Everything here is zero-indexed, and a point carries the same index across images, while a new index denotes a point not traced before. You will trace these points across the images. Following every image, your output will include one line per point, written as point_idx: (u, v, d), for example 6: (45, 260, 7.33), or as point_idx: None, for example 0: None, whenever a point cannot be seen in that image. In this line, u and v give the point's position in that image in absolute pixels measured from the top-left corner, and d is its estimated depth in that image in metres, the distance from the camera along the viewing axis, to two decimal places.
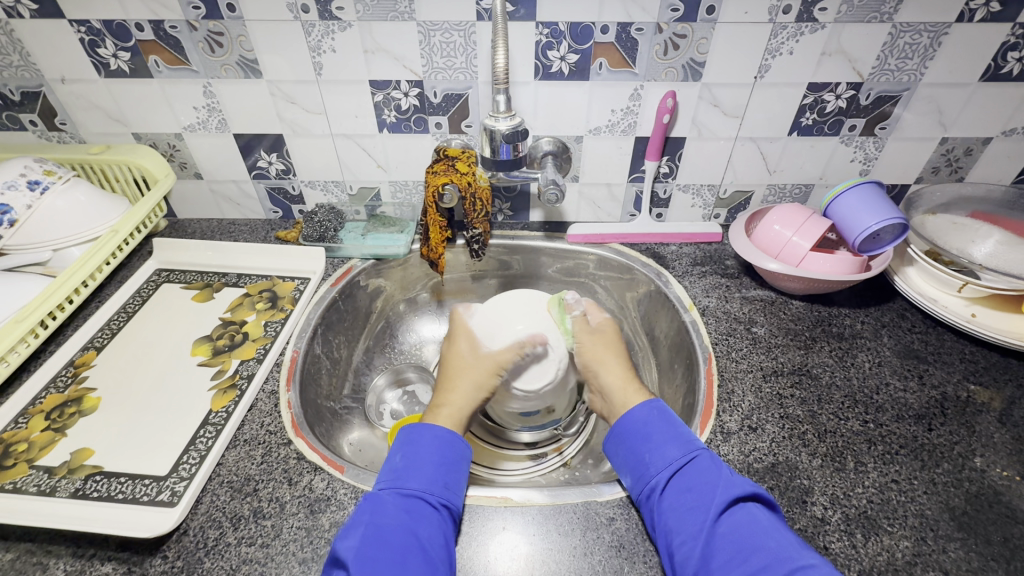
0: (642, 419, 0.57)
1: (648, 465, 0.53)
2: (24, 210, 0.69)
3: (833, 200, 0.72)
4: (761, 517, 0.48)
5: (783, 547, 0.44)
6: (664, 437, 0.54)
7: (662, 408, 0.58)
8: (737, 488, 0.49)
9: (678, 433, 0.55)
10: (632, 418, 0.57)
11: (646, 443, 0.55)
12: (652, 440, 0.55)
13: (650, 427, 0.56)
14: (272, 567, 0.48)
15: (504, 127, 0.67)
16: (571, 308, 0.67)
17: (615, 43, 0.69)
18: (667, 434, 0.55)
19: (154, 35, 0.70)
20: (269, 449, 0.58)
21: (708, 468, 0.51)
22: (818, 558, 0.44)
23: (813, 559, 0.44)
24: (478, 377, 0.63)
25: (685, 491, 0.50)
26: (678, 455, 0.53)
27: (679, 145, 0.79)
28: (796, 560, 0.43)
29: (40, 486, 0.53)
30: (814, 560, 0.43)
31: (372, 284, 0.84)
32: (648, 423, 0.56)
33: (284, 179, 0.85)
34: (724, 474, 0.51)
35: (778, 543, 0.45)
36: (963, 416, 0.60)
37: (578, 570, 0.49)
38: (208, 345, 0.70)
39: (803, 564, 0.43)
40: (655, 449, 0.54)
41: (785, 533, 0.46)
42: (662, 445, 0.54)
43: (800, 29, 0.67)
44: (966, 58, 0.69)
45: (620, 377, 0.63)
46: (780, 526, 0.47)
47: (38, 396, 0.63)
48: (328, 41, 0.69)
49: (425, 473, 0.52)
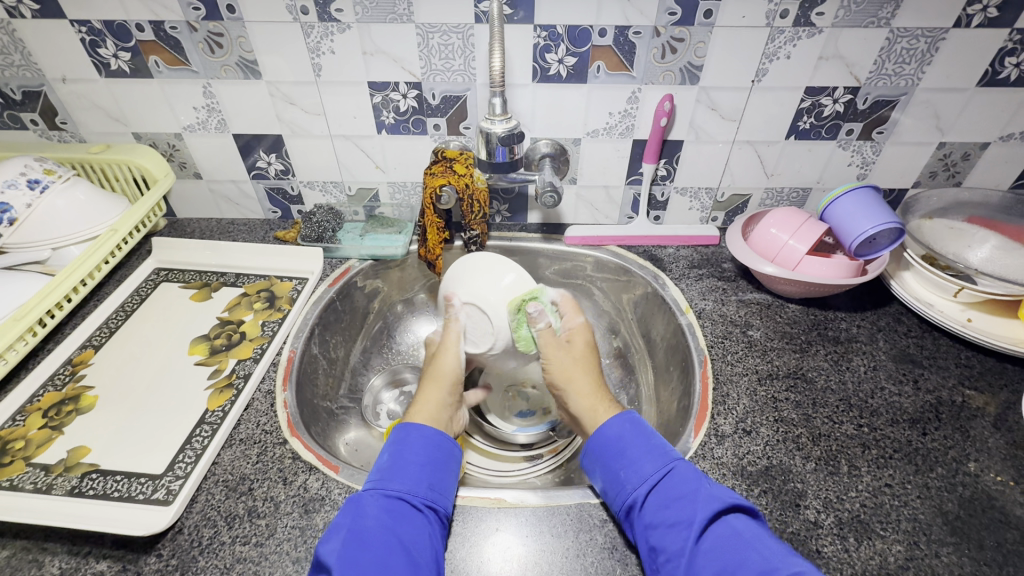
0: (616, 434, 0.55)
1: (623, 482, 0.51)
2: (24, 209, 0.69)
3: (829, 205, 0.73)
4: (743, 529, 0.46)
5: (768, 558, 0.43)
6: (638, 452, 0.53)
7: (637, 421, 0.56)
8: (717, 501, 0.48)
9: (652, 445, 0.53)
10: (606, 433, 0.55)
11: (621, 459, 0.53)
12: (626, 456, 0.53)
13: (623, 442, 0.54)
14: (266, 566, 0.48)
15: (501, 129, 0.67)
16: (533, 321, 0.64)
17: (613, 46, 0.69)
18: (641, 448, 0.53)
19: (154, 36, 0.70)
20: (265, 448, 0.58)
21: (686, 480, 0.50)
22: (806, 565, 0.42)
23: (797, 567, 0.42)
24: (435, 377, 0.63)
25: (664, 507, 0.48)
26: (653, 469, 0.51)
27: (677, 148, 0.80)
28: (784, 570, 0.42)
29: (37, 483, 0.54)
30: (801, 568, 0.42)
31: (369, 284, 0.84)
32: (621, 438, 0.54)
33: (283, 179, 0.86)
34: (703, 486, 0.49)
35: (763, 555, 0.43)
36: (958, 421, 0.60)
37: (570, 571, 0.49)
38: (206, 344, 0.70)
39: (790, 573, 0.42)
40: (629, 465, 0.52)
41: (770, 543, 0.45)
42: (638, 460, 0.52)
43: (797, 34, 0.67)
44: (964, 63, 0.69)
45: (589, 397, 0.61)
46: (765, 537, 0.45)
47: (36, 394, 0.63)
48: (327, 42, 0.70)
49: (410, 474, 0.52)
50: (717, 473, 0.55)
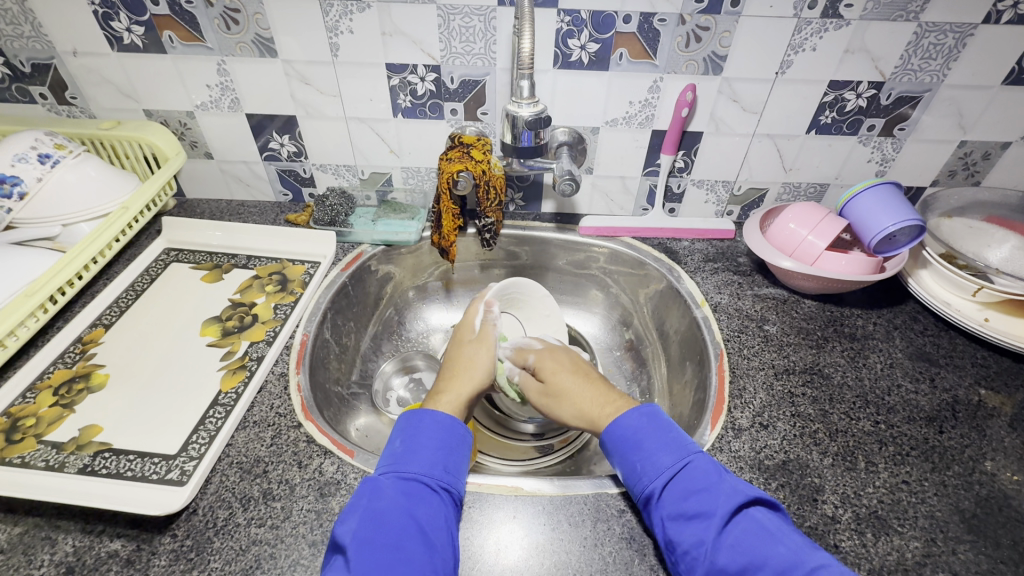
0: (632, 427, 0.53)
1: (639, 475, 0.50)
2: (35, 183, 0.68)
3: (849, 200, 0.72)
4: (766, 521, 0.45)
5: (794, 551, 0.42)
6: (656, 445, 0.51)
7: (653, 413, 0.55)
8: (738, 495, 0.46)
9: (670, 439, 0.52)
10: (620, 426, 0.54)
11: (637, 451, 0.51)
12: (643, 448, 0.51)
13: (640, 434, 0.52)
14: (282, 548, 0.48)
15: (527, 113, 0.66)
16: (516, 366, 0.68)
17: (636, 33, 0.68)
18: (658, 440, 0.52)
19: (169, 10, 0.69)
20: (279, 431, 0.57)
21: (705, 472, 0.48)
22: (830, 558, 0.42)
23: (823, 561, 0.41)
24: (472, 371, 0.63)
25: (683, 499, 0.47)
26: (671, 462, 0.50)
27: (695, 140, 0.79)
28: (809, 563, 0.41)
29: (48, 461, 0.53)
30: (828, 561, 0.41)
31: (381, 269, 0.84)
32: (637, 431, 0.53)
33: (295, 161, 0.85)
34: (723, 480, 0.48)
35: (789, 548, 0.42)
36: (974, 420, 0.60)
37: (587, 561, 0.49)
38: (217, 326, 0.69)
39: (816, 565, 0.41)
40: (646, 458, 0.51)
41: (792, 536, 0.44)
42: (655, 453, 0.51)
43: (824, 25, 0.66)
44: (990, 60, 0.68)
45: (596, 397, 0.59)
46: (787, 529, 0.45)
47: (46, 370, 0.62)
48: (345, 21, 0.68)
49: (425, 458, 0.50)
50: (734, 466, 0.55)
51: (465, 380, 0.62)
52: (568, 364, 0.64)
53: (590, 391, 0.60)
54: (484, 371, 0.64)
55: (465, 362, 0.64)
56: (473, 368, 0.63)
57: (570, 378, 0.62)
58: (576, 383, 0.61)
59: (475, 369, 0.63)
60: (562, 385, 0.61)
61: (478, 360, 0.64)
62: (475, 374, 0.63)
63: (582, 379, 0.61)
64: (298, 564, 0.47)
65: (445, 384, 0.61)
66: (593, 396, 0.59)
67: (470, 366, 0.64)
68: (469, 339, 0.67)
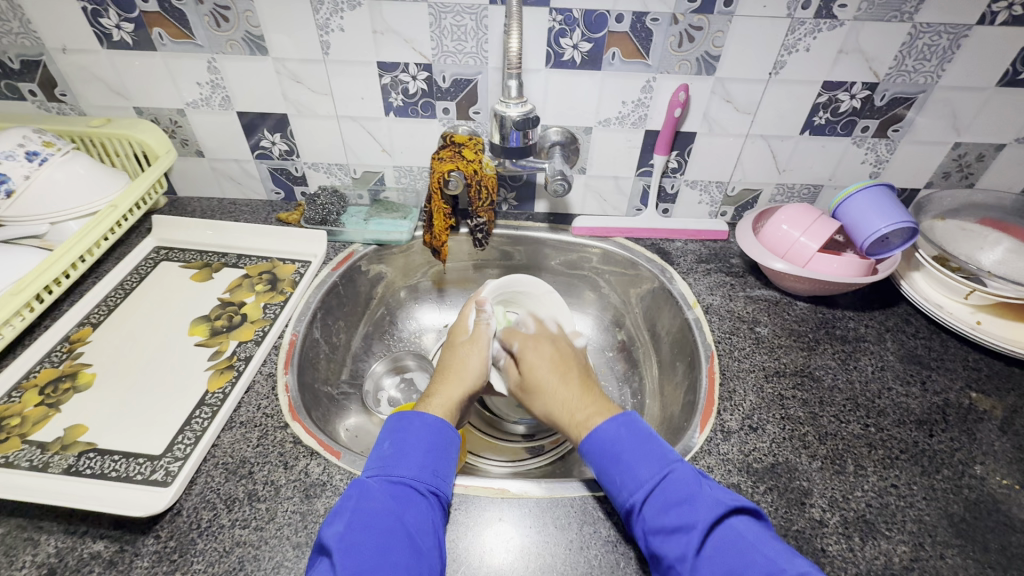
0: (611, 438, 0.52)
1: (620, 488, 0.49)
2: (22, 181, 0.68)
3: (842, 202, 0.72)
4: (745, 531, 0.45)
5: (770, 559, 0.42)
6: (635, 456, 0.50)
7: (633, 423, 0.53)
8: (720, 505, 0.46)
9: (651, 448, 0.51)
10: (600, 438, 0.52)
11: (616, 464, 0.50)
12: (623, 460, 0.50)
13: (619, 446, 0.51)
14: (266, 550, 0.48)
15: (516, 113, 0.66)
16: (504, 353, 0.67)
17: (629, 33, 0.68)
18: (638, 451, 0.50)
19: (159, 7, 0.68)
20: (265, 432, 0.57)
21: (686, 483, 0.47)
22: (810, 565, 0.42)
23: (802, 569, 0.41)
24: (463, 378, 0.61)
25: (664, 511, 0.46)
26: (650, 475, 0.49)
27: (688, 140, 0.78)
28: (787, 571, 0.41)
29: (32, 461, 0.53)
30: (805, 569, 0.41)
31: (373, 269, 0.83)
32: (617, 442, 0.51)
33: (287, 160, 0.84)
34: (704, 489, 0.47)
35: (766, 556, 0.42)
36: (964, 424, 0.60)
37: (573, 564, 0.49)
38: (206, 325, 0.69)
39: (794, 575, 0.41)
40: (626, 470, 0.50)
41: (772, 544, 0.43)
42: (635, 465, 0.49)
43: (818, 26, 0.66)
44: (985, 61, 0.67)
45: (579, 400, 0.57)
46: (766, 538, 0.44)
47: (32, 370, 0.62)
48: (336, 19, 0.68)
49: (415, 460, 0.50)
50: (722, 469, 0.55)
51: (454, 385, 0.60)
52: (550, 359, 0.62)
53: (563, 391, 0.58)
54: (475, 375, 0.62)
55: (457, 365, 0.62)
56: (465, 373, 0.62)
57: (545, 375, 0.60)
58: (552, 381, 0.59)
59: (466, 374, 0.62)
60: (538, 379, 0.60)
61: (468, 365, 0.62)
62: (466, 378, 0.61)
63: (558, 378, 0.60)
64: (281, 566, 0.47)
65: (436, 387, 0.60)
66: (564, 399, 0.58)
67: (461, 370, 0.62)
68: (462, 341, 0.65)
